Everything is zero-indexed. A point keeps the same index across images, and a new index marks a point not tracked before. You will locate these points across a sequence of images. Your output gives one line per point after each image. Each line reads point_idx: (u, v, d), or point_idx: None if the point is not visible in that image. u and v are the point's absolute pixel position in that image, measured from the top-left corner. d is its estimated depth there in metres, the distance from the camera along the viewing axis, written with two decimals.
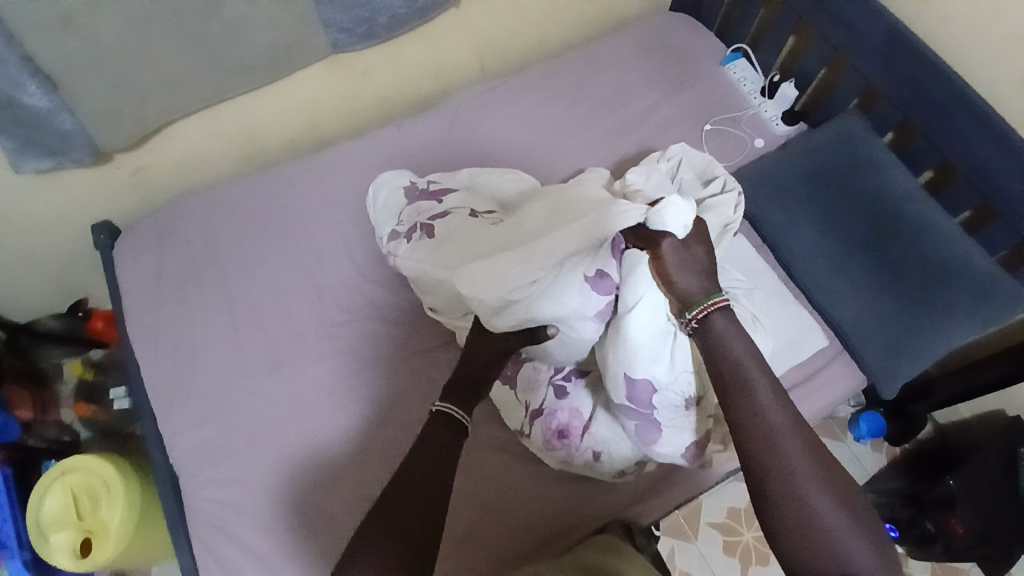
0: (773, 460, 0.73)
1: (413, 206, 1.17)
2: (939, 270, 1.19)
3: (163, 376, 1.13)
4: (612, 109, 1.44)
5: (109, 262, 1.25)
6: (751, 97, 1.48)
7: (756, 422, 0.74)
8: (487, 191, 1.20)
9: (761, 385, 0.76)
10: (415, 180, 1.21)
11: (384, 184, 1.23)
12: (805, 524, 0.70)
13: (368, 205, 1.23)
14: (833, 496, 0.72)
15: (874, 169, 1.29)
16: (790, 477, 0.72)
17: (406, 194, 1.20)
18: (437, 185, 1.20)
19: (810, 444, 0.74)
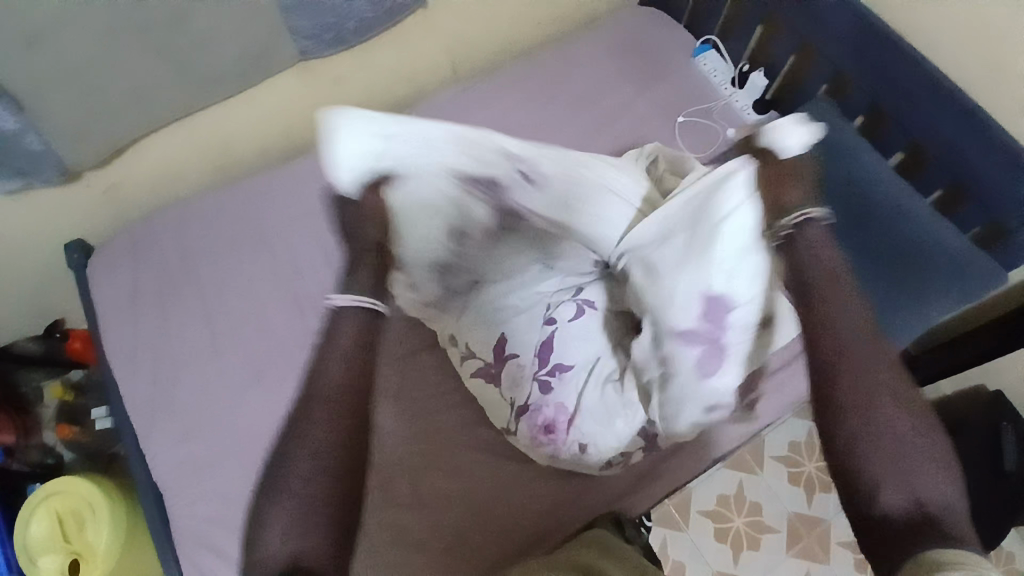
0: (850, 371, 0.76)
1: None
2: (911, 250, 1.21)
3: (143, 394, 1.13)
4: (584, 106, 1.44)
5: (83, 281, 1.24)
6: (722, 88, 1.49)
7: (835, 331, 0.77)
8: None
9: (846, 299, 0.79)
10: None
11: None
12: (875, 436, 0.74)
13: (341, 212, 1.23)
14: (903, 411, 0.75)
15: (844, 153, 1.30)
16: (864, 389, 0.75)
17: None
18: None
19: (884, 359, 0.78)
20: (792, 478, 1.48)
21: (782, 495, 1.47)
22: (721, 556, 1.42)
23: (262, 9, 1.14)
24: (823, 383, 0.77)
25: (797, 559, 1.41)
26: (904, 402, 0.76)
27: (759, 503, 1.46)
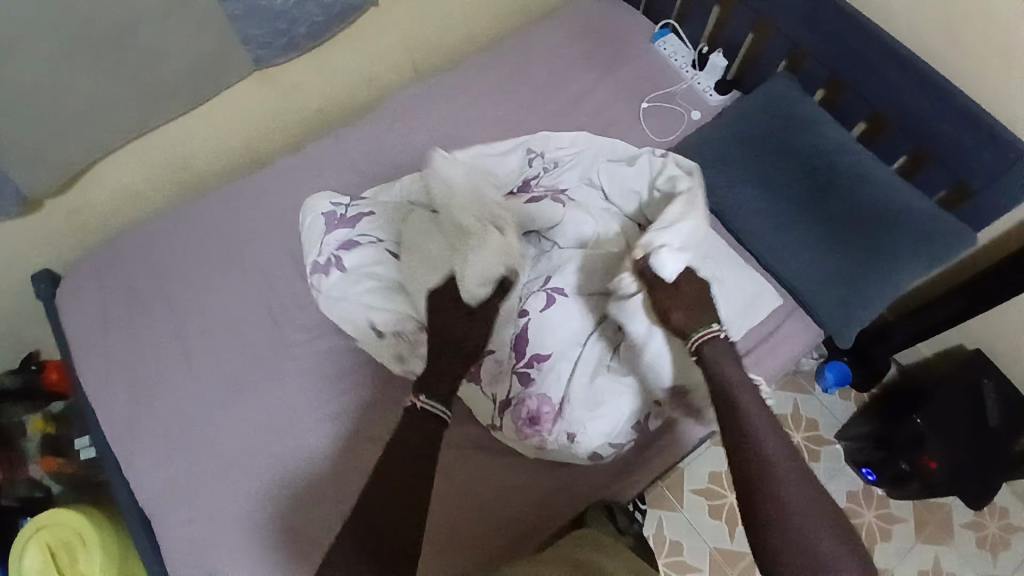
0: (772, 476, 0.77)
1: (336, 234, 1.17)
2: (879, 216, 1.22)
3: (123, 418, 1.12)
4: (547, 97, 1.44)
5: (53, 310, 1.23)
6: (684, 71, 1.49)
7: (753, 451, 0.79)
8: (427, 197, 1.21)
9: (759, 417, 0.82)
10: (336, 204, 1.20)
11: (311, 208, 1.21)
12: (795, 549, 0.73)
13: (302, 225, 1.21)
14: (825, 523, 0.75)
15: (807, 125, 1.32)
16: (784, 503, 0.75)
17: (327, 222, 1.19)
18: (356, 208, 1.19)
19: (803, 469, 0.78)
20: None
21: None
22: (717, 533, 1.43)
23: (210, 19, 1.14)
24: (746, 499, 0.78)
25: None
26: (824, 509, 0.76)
27: None
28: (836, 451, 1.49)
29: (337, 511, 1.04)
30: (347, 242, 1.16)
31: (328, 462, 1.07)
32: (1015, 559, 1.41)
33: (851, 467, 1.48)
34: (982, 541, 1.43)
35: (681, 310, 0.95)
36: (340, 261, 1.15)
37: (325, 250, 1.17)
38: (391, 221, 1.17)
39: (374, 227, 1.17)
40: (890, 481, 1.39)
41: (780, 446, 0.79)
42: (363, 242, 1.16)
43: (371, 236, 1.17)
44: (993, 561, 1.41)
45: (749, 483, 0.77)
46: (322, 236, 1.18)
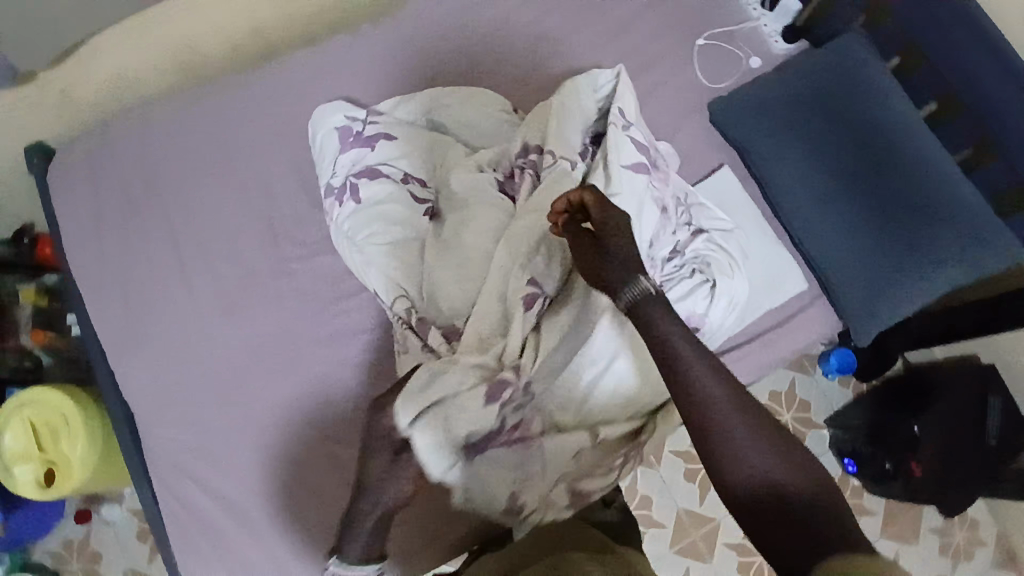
0: (723, 452, 0.65)
1: (347, 154, 1.10)
2: (928, 213, 1.13)
3: (111, 314, 1.09)
4: (593, 20, 1.30)
5: (44, 187, 1.17)
6: (751, 10, 1.34)
7: (694, 403, 0.66)
8: (451, 119, 1.13)
9: (693, 359, 0.68)
10: (351, 121, 1.12)
11: (319, 122, 1.12)
12: (770, 498, 0.64)
13: (309, 138, 1.13)
14: (785, 465, 0.65)
15: (875, 96, 1.19)
16: (740, 454, 0.64)
17: (339, 138, 1.11)
18: (372, 128, 1.11)
19: (751, 407, 0.67)
20: None
21: None
22: (690, 494, 1.45)
23: None
24: (704, 451, 0.66)
25: None
26: (785, 453, 0.65)
27: None
28: (823, 435, 1.48)
29: (319, 439, 1.04)
30: (376, 173, 1.08)
31: (314, 391, 1.05)
32: (973, 568, 1.45)
33: (833, 454, 1.46)
34: (947, 546, 1.45)
35: (619, 266, 0.72)
36: (358, 188, 1.07)
37: (355, 167, 1.09)
38: (413, 146, 1.10)
39: (397, 157, 1.09)
40: (870, 477, 1.37)
41: (728, 400, 0.66)
42: (385, 173, 1.08)
43: (408, 174, 1.08)
44: (951, 564, 1.44)
45: (707, 448, 0.66)
46: (335, 152, 1.10)
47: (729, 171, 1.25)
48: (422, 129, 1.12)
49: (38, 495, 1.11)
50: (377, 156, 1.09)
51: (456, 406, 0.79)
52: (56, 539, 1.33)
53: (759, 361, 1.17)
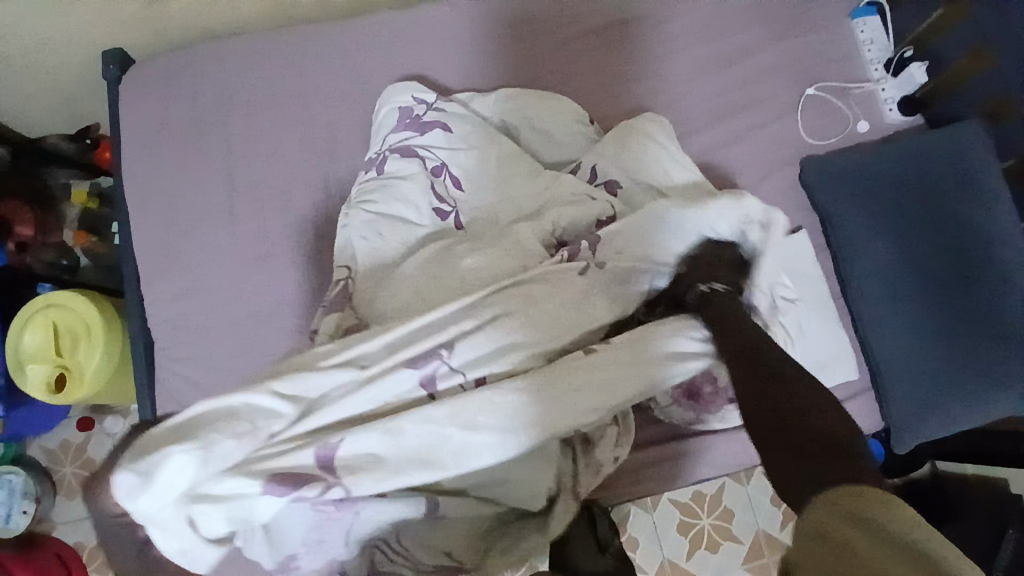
0: (766, 395, 0.71)
1: (399, 133, 1.05)
2: (1007, 334, 1.06)
3: (151, 241, 1.08)
4: (699, 47, 1.24)
5: (113, 97, 1.15)
6: (873, 69, 1.25)
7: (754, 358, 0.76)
8: (527, 127, 1.13)
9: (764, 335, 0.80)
10: (416, 103, 1.07)
11: (386, 99, 1.09)
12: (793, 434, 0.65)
13: (374, 109, 1.11)
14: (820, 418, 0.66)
15: (977, 197, 1.11)
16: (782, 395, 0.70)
17: (399, 117, 1.07)
18: (433, 114, 1.06)
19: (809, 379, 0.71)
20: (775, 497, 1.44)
21: (759, 512, 1.42)
22: (678, 545, 1.41)
23: None
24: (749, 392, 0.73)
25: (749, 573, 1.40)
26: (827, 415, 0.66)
27: (733, 510, 1.43)
28: None
29: None
30: (409, 155, 1.02)
31: None
32: None
33: None
34: None
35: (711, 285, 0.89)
36: (388, 163, 1.02)
37: (395, 142, 1.04)
38: (468, 138, 1.04)
39: (441, 147, 1.03)
40: None
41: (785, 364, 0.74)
42: (419, 156, 1.02)
43: (439, 167, 1.02)
44: None
45: (753, 389, 0.73)
46: (389, 129, 1.06)
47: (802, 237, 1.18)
48: (483, 128, 1.05)
49: (46, 397, 1.10)
50: (424, 141, 1.03)
51: (218, 498, 0.69)
52: (56, 435, 1.37)
53: None
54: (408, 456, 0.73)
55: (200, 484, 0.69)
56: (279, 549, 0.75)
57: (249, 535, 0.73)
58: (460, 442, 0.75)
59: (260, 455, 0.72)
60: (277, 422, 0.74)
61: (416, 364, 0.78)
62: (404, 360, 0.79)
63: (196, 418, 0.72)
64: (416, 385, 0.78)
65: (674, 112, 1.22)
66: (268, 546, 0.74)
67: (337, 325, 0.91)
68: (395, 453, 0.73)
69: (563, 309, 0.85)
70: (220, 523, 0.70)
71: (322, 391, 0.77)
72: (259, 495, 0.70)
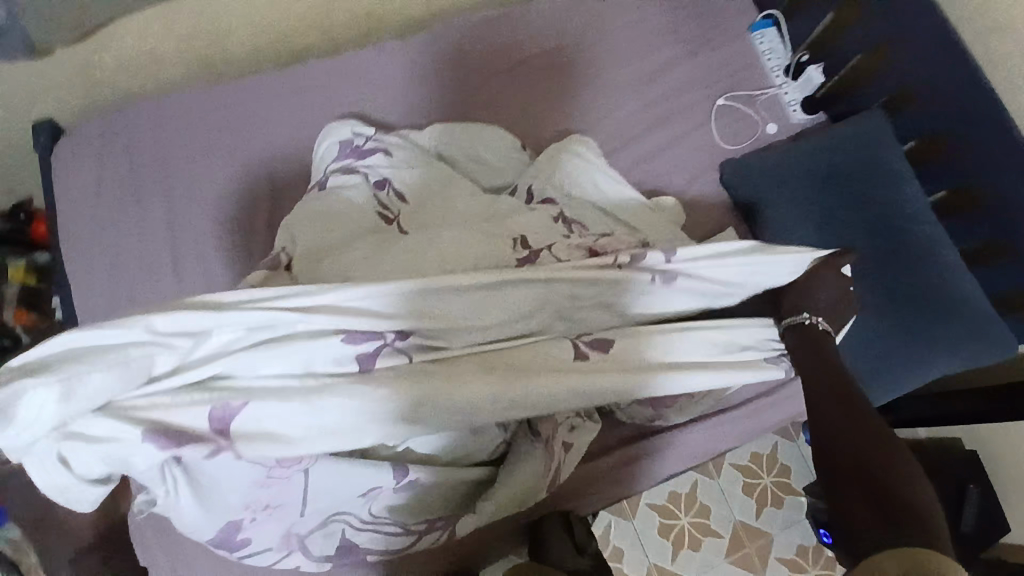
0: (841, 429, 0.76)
1: (341, 161, 1.07)
2: (929, 299, 1.13)
3: (96, 302, 1.07)
4: (618, 68, 1.33)
5: (47, 164, 1.15)
6: (775, 75, 1.36)
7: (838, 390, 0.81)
8: (464, 154, 1.18)
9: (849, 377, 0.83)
10: (356, 135, 1.11)
11: (325, 135, 1.13)
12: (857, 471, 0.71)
13: (315, 147, 1.13)
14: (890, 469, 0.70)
15: (888, 178, 1.21)
16: (859, 433, 0.74)
17: (339, 149, 1.10)
18: (374, 143, 1.10)
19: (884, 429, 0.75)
20: (747, 488, 1.48)
21: (734, 503, 1.47)
22: (661, 550, 1.43)
23: None
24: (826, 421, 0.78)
25: (734, 565, 1.43)
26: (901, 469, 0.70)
27: (709, 506, 1.46)
28: (801, 503, 1.48)
29: None
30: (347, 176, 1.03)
31: None
32: None
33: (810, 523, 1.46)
34: None
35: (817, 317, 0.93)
36: (327, 180, 1.03)
37: (336, 165, 1.06)
38: (407, 161, 1.09)
39: (384, 166, 1.06)
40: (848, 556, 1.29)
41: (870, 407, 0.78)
42: (362, 172, 1.04)
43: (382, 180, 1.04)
44: None
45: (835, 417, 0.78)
46: (330, 161, 1.09)
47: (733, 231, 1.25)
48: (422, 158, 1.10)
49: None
50: (365, 163, 1.06)
51: (94, 439, 0.60)
52: None
53: (734, 428, 1.19)
54: (319, 420, 0.66)
55: (71, 421, 0.59)
56: (217, 505, 0.70)
57: (170, 487, 0.67)
58: (362, 415, 0.68)
59: (152, 385, 0.62)
60: (163, 359, 0.62)
61: (348, 331, 0.69)
62: (334, 328, 0.68)
63: (42, 363, 0.59)
64: (349, 358, 0.69)
65: (603, 128, 1.29)
66: (199, 503, 0.69)
67: (263, 278, 0.87)
68: (300, 418, 0.65)
69: (533, 294, 0.80)
70: (98, 467, 0.61)
71: (222, 341, 0.65)
72: (137, 441, 0.60)
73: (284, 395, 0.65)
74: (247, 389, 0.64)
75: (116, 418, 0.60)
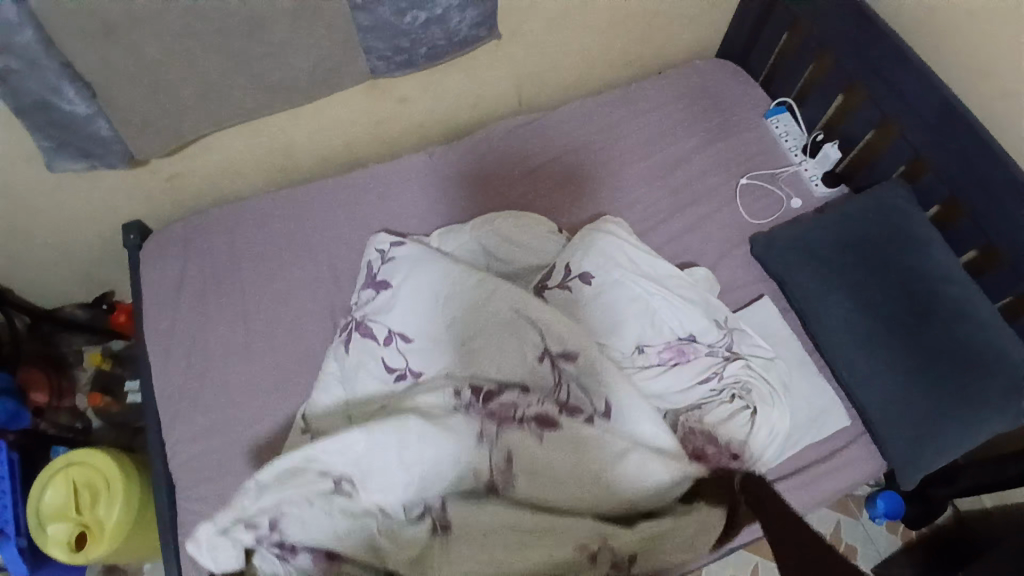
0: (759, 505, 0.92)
1: (364, 298, 1.15)
2: (973, 357, 1.13)
3: (173, 386, 1.15)
4: (644, 157, 1.44)
5: (134, 261, 1.29)
6: (793, 154, 1.45)
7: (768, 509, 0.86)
8: (498, 248, 1.26)
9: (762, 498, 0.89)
10: (372, 261, 1.20)
11: (370, 246, 1.23)
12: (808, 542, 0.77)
13: (365, 249, 1.24)
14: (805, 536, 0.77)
15: (915, 246, 1.24)
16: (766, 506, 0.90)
17: (364, 278, 1.20)
18: (382, 272, 1.17)
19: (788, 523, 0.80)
20: None
21: None
22: None
23: (336, 26, 1.11)
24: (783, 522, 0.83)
25: None
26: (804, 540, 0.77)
27: None
28: None
29: None
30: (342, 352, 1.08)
31: None
32: None
33: None
34: None
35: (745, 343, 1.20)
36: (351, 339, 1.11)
37: (358, 314, 1.14)
38: (415, 298, 1.12)
39: (389, 314, 1.12)
40: None
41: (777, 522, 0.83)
42: (375, 327, 1.11)
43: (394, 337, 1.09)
44: None
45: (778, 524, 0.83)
46: (359, 290, 1.18)
47: (769, 301, 1.30)
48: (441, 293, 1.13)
49: (65, 556, 1.14)
50: (376, 307, 1.13)
51: (215, 545, 0.93)
52: None
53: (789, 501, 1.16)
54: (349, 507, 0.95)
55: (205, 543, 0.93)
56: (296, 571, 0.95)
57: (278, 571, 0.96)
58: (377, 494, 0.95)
59: (251, 519, 0.93)
60: (248, 497, 0.93)
61: (322, 452, 0.94)
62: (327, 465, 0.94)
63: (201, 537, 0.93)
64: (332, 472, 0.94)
65: (634, 210, 1.38)
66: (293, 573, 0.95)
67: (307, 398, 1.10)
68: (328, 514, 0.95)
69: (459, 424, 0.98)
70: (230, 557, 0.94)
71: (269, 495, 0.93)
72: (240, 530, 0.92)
73: (303, 494, 0.94)
74: (281, 501, 0.93)
75: (218, 547, 0.93)
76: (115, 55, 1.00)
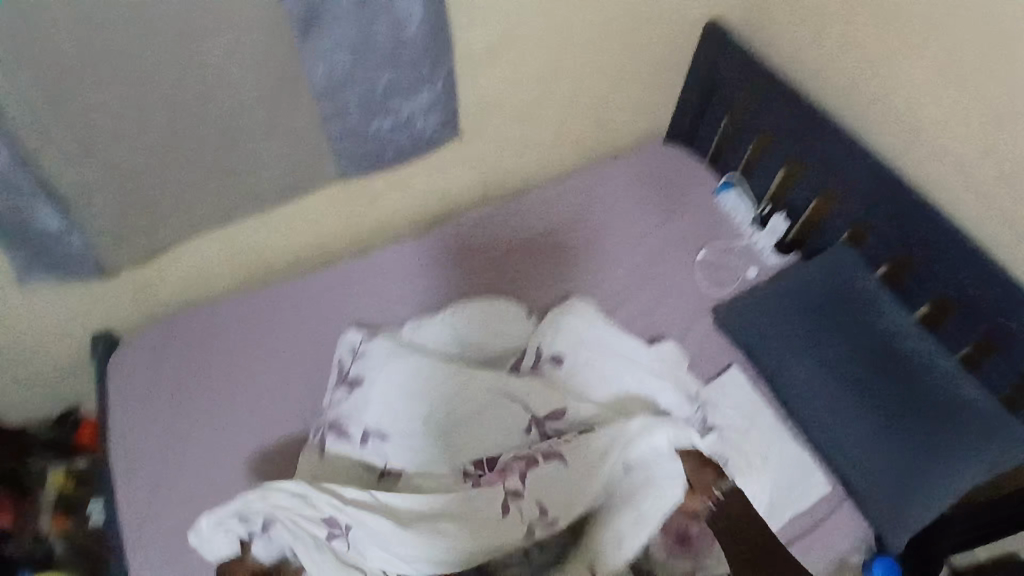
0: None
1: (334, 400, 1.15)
2: (939, 409, 1.17)
3: (141, 499, 1.11)
4: (606, 237, 1.50)
5: (102, 371, 1.27)
6: (745, 226, 1.53)
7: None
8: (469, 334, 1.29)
9: None
10: (343, 355, 1.22)
11: (343, 344, 1.25)
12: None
13: (338, 347, 1.26)
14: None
15: (869, 305, 1.30)
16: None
17: (336, 376, 1.20)
18: (354, 369, 1.17)
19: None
20: None
21: None
22: None
23: (306, 133, 1.17)
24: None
25: None
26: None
27: None
28: None
29: None
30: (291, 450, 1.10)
31: None
32: None
33: None
34: None
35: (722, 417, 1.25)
36: (326, 442, 1.11)
37: (330, 416, 1.13)
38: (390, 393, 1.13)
39: (363, 411, 1.12)
40: None
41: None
42: (350, 429, 1.10)
43: (371, 435, 1.10)
44: None
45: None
46: (331, 385, 1.19)
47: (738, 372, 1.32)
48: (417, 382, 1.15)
49: None
50: (350, 405, 1.12)
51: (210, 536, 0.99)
52: None
53: None
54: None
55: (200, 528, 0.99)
56: None
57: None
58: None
59: (244, 514, 0.99)
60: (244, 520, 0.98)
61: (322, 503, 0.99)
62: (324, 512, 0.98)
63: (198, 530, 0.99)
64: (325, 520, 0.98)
65: (600, 288, 1.42)
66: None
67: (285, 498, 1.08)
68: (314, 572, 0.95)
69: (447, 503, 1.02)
70: (226, 544, 0.99)
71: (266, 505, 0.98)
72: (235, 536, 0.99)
73: (301, 522, 0.97)
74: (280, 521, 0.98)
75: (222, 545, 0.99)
76: (89, 170, 1.03)
